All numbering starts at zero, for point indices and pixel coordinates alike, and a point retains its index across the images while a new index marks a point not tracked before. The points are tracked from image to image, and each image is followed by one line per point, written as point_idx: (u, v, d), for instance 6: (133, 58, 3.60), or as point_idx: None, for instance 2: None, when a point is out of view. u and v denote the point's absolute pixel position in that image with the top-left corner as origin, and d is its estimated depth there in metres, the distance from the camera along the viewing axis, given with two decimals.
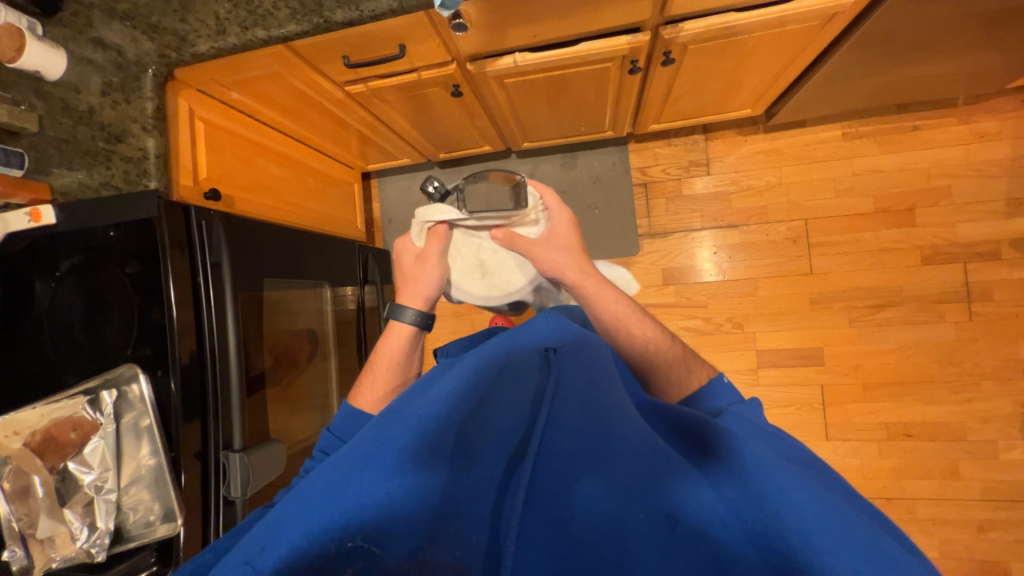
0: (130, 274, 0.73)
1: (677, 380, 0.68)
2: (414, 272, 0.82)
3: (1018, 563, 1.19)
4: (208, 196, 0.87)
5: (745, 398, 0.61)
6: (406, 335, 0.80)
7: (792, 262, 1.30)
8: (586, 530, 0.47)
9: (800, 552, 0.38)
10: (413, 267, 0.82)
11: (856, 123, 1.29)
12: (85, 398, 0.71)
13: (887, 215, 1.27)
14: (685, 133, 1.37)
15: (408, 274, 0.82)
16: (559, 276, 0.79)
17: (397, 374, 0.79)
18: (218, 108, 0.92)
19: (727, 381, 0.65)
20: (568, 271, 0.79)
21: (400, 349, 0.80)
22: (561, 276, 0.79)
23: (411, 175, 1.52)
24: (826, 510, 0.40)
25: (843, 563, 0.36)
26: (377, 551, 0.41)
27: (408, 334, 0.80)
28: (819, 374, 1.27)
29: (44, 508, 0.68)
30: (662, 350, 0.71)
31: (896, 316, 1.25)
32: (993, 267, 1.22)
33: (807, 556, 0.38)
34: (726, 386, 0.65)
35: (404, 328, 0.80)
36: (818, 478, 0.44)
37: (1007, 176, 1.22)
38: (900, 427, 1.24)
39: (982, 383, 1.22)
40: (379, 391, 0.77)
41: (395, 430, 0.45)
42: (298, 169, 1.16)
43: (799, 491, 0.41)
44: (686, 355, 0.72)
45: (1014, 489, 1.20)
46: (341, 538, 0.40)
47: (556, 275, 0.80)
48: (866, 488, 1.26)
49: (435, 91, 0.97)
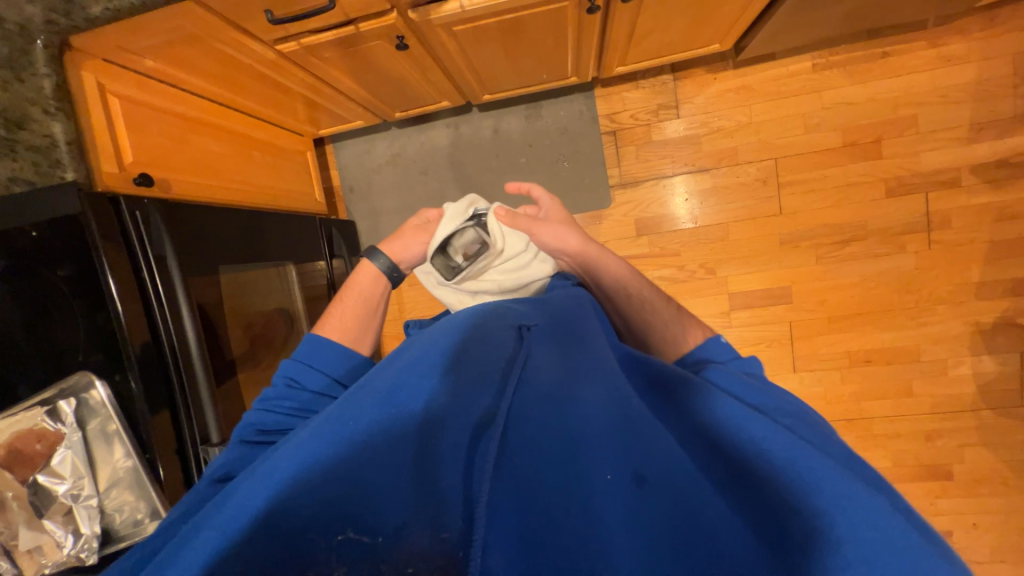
0: (64, 277, 0.67)
1: (672, 340, 0.68)
2: (407, 233, 0.82)
3: (960, 466, 1.31)
4: (139, 181, 0.79)
5: (741, 356, 0.62)
6: (372, 277, 0.79)
7: (762, 203, 1.30)
8: (561, 496, 0.44)
9: (761, 482, 0.41)
10: (416, 230, 0.83)
11: (826, 53, 1.24)
12: (43, 408, 0.68)
13: (854, 148, 1.26)
14: (653, 74, 1.30)
15: (408, 232, 0.82)
16: (562, 247, 0.77)
17: (364, 308, 0.76)
18: (135, 82, 0.82)
19: (722, 340, 0.64)
20: (571, 243, 0.76)
21: (368, 286, 0.79)
22: (564, 246, 0.77)
23: (368, 136, 1.42)
24: (791, 454, 0.42)
25: (810, 504, 0.39)
26: (367, 540, 0.40)
27: (374, 278, 0.79)
28: (787, 312, 1.32)
29: (23, 521, 0.66)
30: (658, 309, 0.72)
31: (860, 250, 1.28)
32: (953, 194, 1.24)
33: (765, 487, 0.41)
34: (722, 344, 0.64)
35: (373, 270, 0.79)
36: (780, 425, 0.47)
37: (971, 100, 1.21)
38: (861, 354, 1.31)
39: (937, 307, 1.28)
40: (348, 318, 0.75)
41: (367, 404, 0.47)
42: (240, 142, 1.06)
43: (768, 438, 0.43)
44: (683, 314, 0.72)
45: (958, 401, 1.30)
46: (326, 535, 0.40)
47: (560, 247, 0.77)
48: (829, 412, 1.35)
49: (378, 45, 0.88)
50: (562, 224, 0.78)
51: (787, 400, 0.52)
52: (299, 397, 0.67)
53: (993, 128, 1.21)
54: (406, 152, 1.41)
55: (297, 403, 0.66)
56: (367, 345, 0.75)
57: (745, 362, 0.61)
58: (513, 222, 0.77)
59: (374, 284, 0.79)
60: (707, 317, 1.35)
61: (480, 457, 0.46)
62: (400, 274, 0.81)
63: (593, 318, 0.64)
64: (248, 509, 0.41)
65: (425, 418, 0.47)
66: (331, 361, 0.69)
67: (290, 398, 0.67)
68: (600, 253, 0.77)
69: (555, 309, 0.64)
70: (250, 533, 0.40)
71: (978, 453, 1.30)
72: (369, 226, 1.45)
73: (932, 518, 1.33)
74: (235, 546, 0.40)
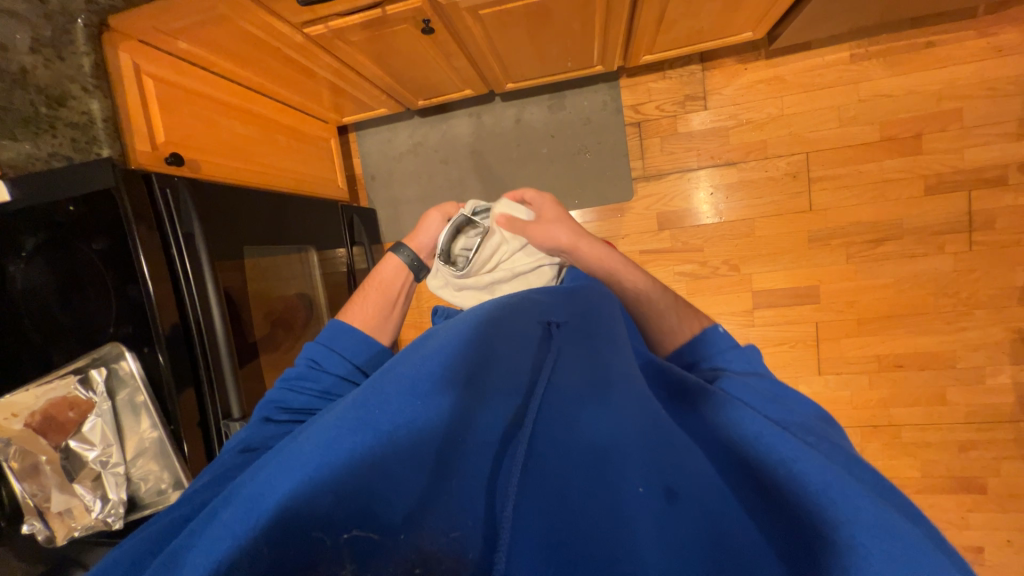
0: (99, 250, 0.69)
1: (666, 329, 0.69)
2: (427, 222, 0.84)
3: (995, 479, 1.25)
4: (170, 161, 0.80)
5: (742, 346, 0.61)
6: (397, 268, 0.81)
7: (791, 200, 1.26)
8: (584, 503, 0.43)
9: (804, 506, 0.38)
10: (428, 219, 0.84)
11: (865, 42, 1.19)
12: (76, 377, 0.70)
13: (891, 143, 1.21)
14: (681, 64, 1.27)
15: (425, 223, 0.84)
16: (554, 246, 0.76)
17: (385, 298, 0.78)
18: (169, 64, 0.83)
19: (721, 330, 0.63)
20: (562, 242, 0.75)
21: (392, 277, 0.80)
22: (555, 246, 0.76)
23: (390, 125, 1.43)
24: (834, 479, 0.38)
25: (857, 528, 0.35)
26: (378, 536, 0.40)
27: (399, 270, 0.81)
28: (814, 312, 1.28)
29: (56, 484, 0.70)
30: (654, 300, 0.71)
31: (895, 250, 1.23)
32: (998, 193, 1.18)
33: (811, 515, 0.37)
34: (722, 335, 0.63)
35: (397, 262, 0.81)
36: (817, 444, 0.44)
37: (1022, 93, 1.15)
38: (892, 358, 1.26)
39: (976, 311, 1.22)
40: (370, 309, 0.77)
41: (391, 393, 0.46)
42: (267, 127, 1.08)
43: (805, 460, 0.40)
44: (679, 304, 0.71)
45: (996, 411, 1.24)
46: (336, 532, 0.40)
47: (551, 248, 0.76)
48: (855, 418, 1.30)
49: (404, 30, 0.89)
50: (556, 222, 0.77)
51: (805, 411, 0.50)
52: (321, 380, 0.68)
53: None
54: (428, 141, 1.41)
55: (317, 384, 0.68)
56: (386, 337, 0.77)
57: (744, 350, 0.60)
58: (511, 226, 0.76)
59: (395, 274, 0.80)
60: (729, 316, 1.32)
61: (506, 462, 0.47)
62: (424, 267, 0.83)
63: (620, 323, 0.61)
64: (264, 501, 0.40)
65: (452, 414, 0.45)
66: (354, 349, 0.70)
67: (313, 378, 0.68)
68: (592, 246, 0.75)
69: (582, 305, 0.62)
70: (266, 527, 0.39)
71: (1015, 466, 1.24)
72: (389, 215, 1.46)
73: (963, 532, 1.28)
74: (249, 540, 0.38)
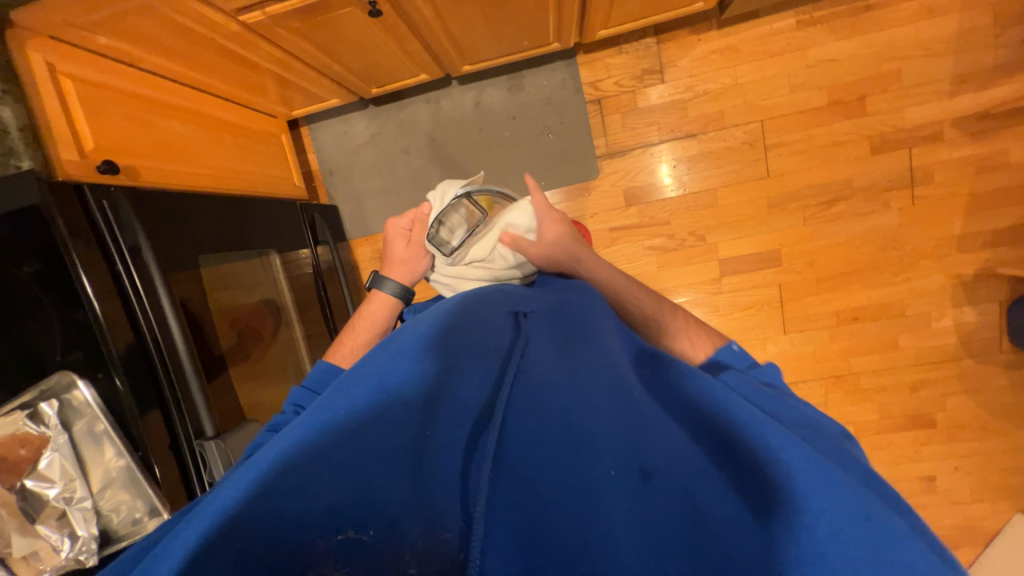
0: (31, 273, 0.63)
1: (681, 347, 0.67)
2: (403, 250, 0.86)
3: (942, 414, 1.37)
4: (104, 169, 0.71)
5: (762, 363, 0.60)
6: (386, 305, 0.85)
7: (749, 167, 1.29)
8: (561, 491, 0.44)
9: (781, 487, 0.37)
10: (402, 247, 0.86)
11: (811, 8, 1.22)
12: (24, 412, 0.65)
13: (839, 106, 1.25)
14: (637, 38, 1.27)
15: (396, 252, 0.87)
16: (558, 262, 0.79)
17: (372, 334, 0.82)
18: (90, 60, 0.76)
19: (736, 347, 0.62)
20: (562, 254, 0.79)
21: (381, 311, 0.85)
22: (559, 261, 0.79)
23: (344, 117, 1.37)
24: (816, 464, 0.38)
25: (832, 514, 0.35)
26: (365, 539, 0.40)
27: (388, 304, 0.85)
28: (777, 275, 1.33)
29: (15, 527, 0.64)
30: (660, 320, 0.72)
31: (847, 210, 1.29)
32: (935, 148, 1.25)
33: (786, 491, 0.37)
34: (737, 352, 0.62)
35: (384, 298, 0.85)
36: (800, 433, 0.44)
37: (952, 52, 1.21)
38: (849, 312, 1.34)
39: (920, 262, 1.30)
40: (358, 348, 0.80)
41: (356, 395, 0.44)
42: (210, 126, 1.01)
43: (788, 449, 0.39)
44: (689, 324, 0.71)
45: (942, 352, 1.34)
46: (321, 537, 0.39)
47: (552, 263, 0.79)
48: (819, 370, 1.38)
49: (350, 13, 0.84)
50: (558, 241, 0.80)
51: (800, 408, 0.50)
52: None
53: (975, 80, 1.22)
54: (386, 131, 1.36)
55: None
56: None
57: (761, 367, 0.59)
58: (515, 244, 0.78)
59: (382, 308, 0.85)
60: (698, 285, 1.35)
61: (475, 455, 0.46)
62: (409, 293, 0.87)
63: (596, 315, 0.61)
64: (220, 504, 0.37)
65: (419, 407, 0.45)
66: None
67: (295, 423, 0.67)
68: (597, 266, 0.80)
69: (557, 299, 0.65)
70: (229, 524, 0.36)
71: (958, 400, 1.36)
72: (352, 211, 1.41)
73: (917, 464, 1.40)
74: (206, 543, 0.35)
